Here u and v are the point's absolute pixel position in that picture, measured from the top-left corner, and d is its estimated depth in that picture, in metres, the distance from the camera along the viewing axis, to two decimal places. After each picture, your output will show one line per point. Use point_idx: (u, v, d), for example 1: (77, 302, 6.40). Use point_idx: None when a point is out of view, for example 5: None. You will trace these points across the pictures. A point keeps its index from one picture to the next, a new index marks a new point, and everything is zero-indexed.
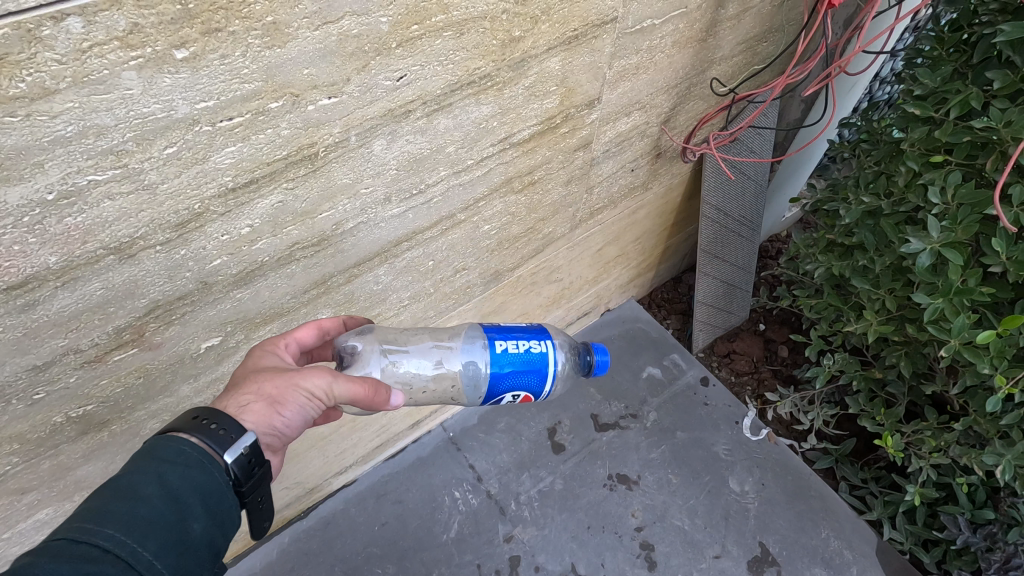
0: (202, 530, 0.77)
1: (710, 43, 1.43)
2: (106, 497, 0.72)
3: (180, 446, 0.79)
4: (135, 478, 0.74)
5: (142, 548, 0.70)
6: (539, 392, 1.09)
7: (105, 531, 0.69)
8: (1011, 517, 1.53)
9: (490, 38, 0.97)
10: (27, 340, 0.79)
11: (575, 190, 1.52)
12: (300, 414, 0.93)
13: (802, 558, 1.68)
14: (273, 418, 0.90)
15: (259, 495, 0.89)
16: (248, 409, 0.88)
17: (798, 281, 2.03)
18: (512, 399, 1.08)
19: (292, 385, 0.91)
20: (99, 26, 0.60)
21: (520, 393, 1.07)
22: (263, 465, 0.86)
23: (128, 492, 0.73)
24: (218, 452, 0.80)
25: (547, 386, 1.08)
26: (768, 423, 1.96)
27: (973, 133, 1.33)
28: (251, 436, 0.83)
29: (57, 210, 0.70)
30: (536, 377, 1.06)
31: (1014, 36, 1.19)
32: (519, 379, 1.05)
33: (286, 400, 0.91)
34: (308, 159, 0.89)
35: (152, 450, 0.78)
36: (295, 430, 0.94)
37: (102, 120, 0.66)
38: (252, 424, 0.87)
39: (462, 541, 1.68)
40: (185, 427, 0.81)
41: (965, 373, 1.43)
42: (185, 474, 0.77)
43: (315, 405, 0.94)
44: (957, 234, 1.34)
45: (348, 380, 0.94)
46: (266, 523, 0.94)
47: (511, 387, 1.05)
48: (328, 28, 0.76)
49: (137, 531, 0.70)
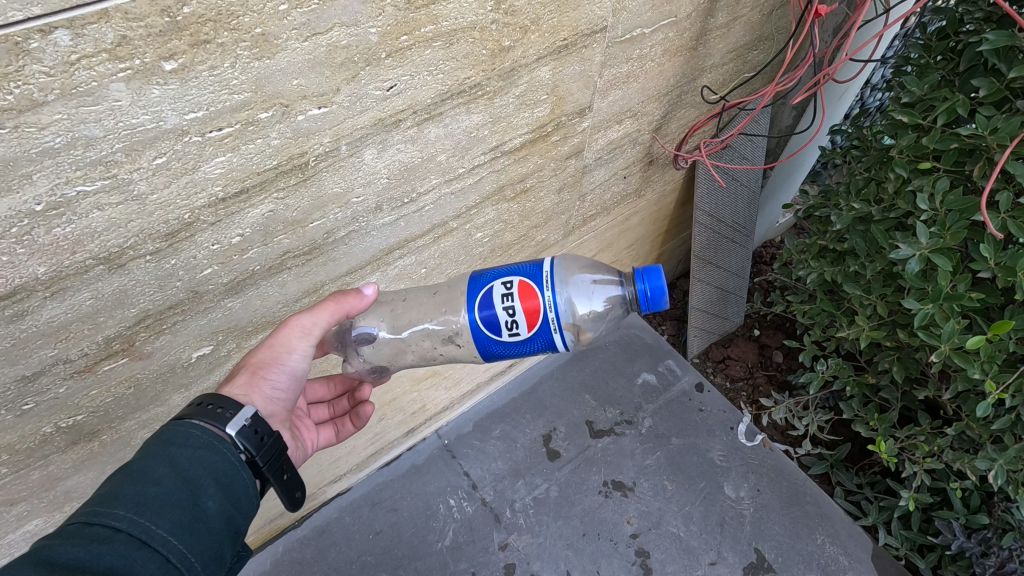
0: (218, 508, 0.76)
1: (700, 51, 1.44)
2: (117, 481, 0.72)
3: (188, 430, 0.79)
4: (146, 462, 0.74)
5: (156, 526, 0.69)
6: (537, 276, 0.96)
7: (116, 512, 0.68)
8: (1004, 521, 1.52)
9: (480, 48, 0.98)
10: (16, 349, 0.79)
11: (567, 198, 1.53)
12: (287, 371, 0.97)
13: (798, 564, 1.68)
14: (263, 382, 0.95)
15: (280, 461, 0.91)
16: (234, 384, 0.92)
17: (791, 286, 2.04)
18: (503, 292, 0.95)
19: (267, 348, 0.95)
20: (87, 39, 0.60)
21: (512, 277, 0.96)
22: (272, 433, 0.87)
23: (139, 474, 0.73)
24: (222, 429, 0.82)
25: (543, 267, 0.97)
26: (763, 429, 1.99)
27: (960, 140, 1.34)
28: (250, 409, 0.85)
29: (45, 220, 0.70)
30: (527, 263, 0.99)
31: (999, 44, 1.20)
32: (508, 268, 0.99)
33: (269, 364, 0.95)
34: (298, 168, 0.89)
35: (162, 436, 0.78)
36: (289, 385, 0.99)
37: (90, 131, 0.66)
38: (245, 394, 0.92)
39: (457, 550, 1.67)
40: (192, 414, 0.82)
41: (957, 378, 1.43)
42: (196, 454, 0.77)
43: (300, 357, 0.98)
44: (946, 240, 1.35)
45: (315, 314, 0.98)
46: (300, 493, 0.96)
47: (501, 273, 0.98)
48: (317, 39, 0.77)
49: (150, 511, 0.70)
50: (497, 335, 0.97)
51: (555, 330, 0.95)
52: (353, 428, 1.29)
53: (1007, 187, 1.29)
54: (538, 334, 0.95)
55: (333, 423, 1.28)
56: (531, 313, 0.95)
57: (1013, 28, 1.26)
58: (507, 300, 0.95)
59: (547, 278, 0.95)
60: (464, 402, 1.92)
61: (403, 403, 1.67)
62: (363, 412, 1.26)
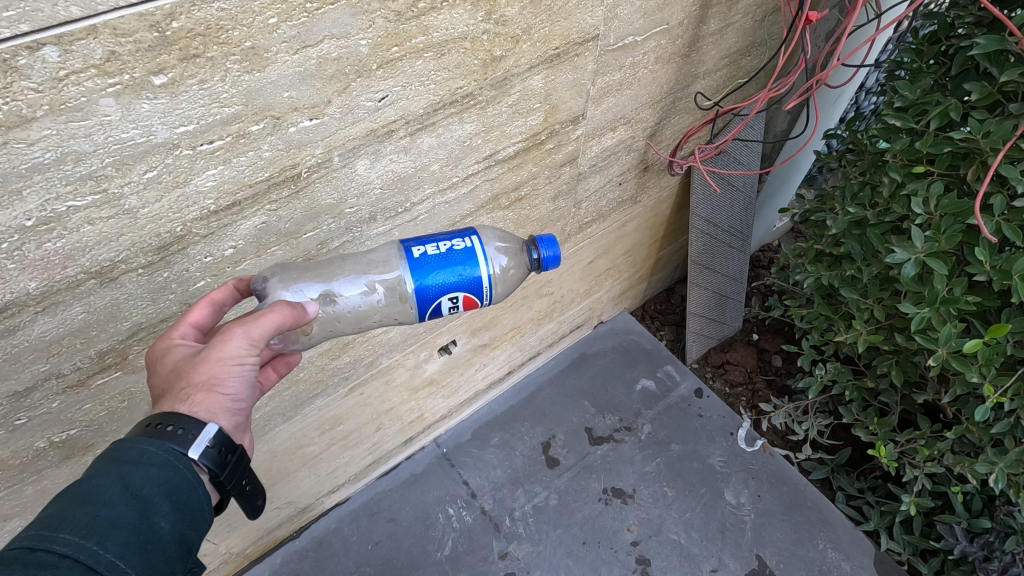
0: (172, 527, 0.72)
1: (693, 58, 1.45)
2: (64, 503, 0.67)
3: (142, 446, 0.74)
4: (94, 482, 0.69)
5: (104, 551, 0.65)
6: (480, 290, 0.97)
7: (62, 536, 0.63)
8: (1007, 525, 1.53)
9: (471, 58, 0.98)
10: (7, 365, 0.79)
11: (563, 205, 1.53)
12: (245, 380, 0.85)
13: (800, 571, 1.67)
14: (220, 399, 0.82)
15: (242, 471, 0.87)
16: (190, 405, 0.79)
17: (789, 290, 2.03)
18: (450, 305, 0.98)
19: (214, 363, 0.81)
20: (75, 55, 0.60)
21: (457, 293, 0.96)
22: (235, 450, 0.82)
23: (88, 495, 0.68)
24: (185, 452, 0.75)
25: (482, 277, 0.97)
26: (763, 434, 1.98)
27: (954, 143, 1.35)
28: (214, 427, 0.78)
29: (36, 236, 0.70)
30: (466, 270, 0.96)
31: (989, 49, 1.21)
32: (448, 278, 0.95)
33: (221, 378, 0.82)
34: (291, 180, 0.89)
35: (113, 453, 0.73)
36: (249, 394, 0.87)
37: (80, 146, 0.66)
38: (207, 413, 0.80)
39: (457, 560, 1.66)
40: (141, 436, 0.75)
41: (955, 382, 1.42)
42: (149, 473, 0.72)
43: (255, 363, 0.86)
44: (941, 243, 1.35)
45: (261, 321, 0.84)
46: (262, 500, 0.94)
47: (444, 286, 0.95)
48: (308, 51, 0.77)
49: (98, 534, 0.65)
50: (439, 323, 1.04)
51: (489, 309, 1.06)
52: (276, 376, 1.07)
53: (1002, 190, 1.29)
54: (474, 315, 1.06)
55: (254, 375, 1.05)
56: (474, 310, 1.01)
57: (1004, 31, 1.27)
58: (454, 309, 0.99)
59: (488, 285, 0.98)
60: (461, 410, 1.91)
61: (400, 412, 1.67)
62: (292, 360, 1.07)
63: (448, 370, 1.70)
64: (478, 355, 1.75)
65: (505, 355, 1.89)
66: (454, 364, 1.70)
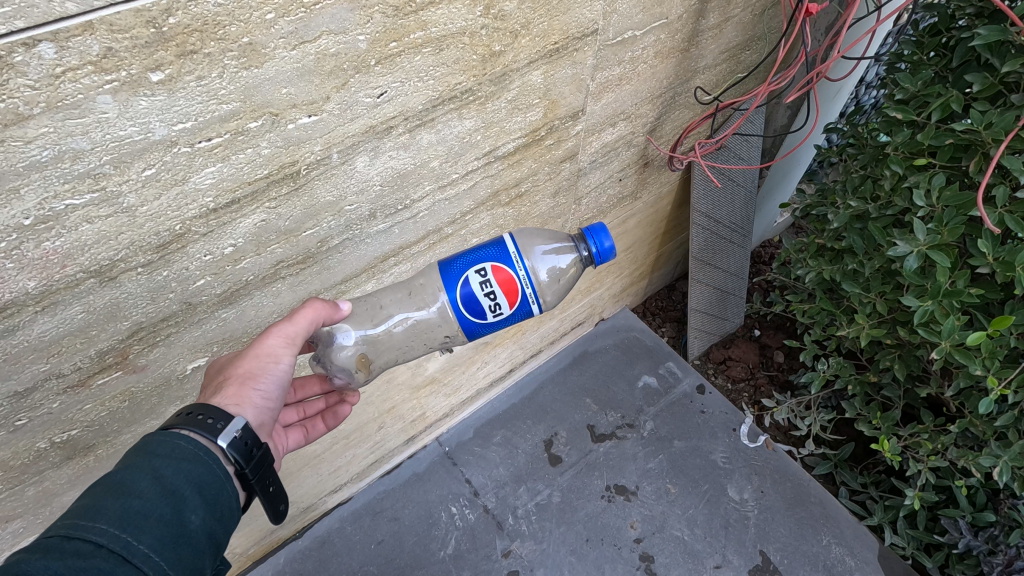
0: (202, 522, 0.71)
1: (692, 52, 1.44)
2: (97, 494, 0.67)
3: (173, 441, 0.74)
4: (127, 474, 0.69)
5: (138, 542, 0.64)
6: (506, 258, 0.98)
7: (98, 526, 0.63)
8: (1011, 518, 1.52)
9: (470, 53, 0.98)
10: (7, 365, 0.79)
11: (563, 202, 1.52)
12: (277, 380, 0.89)
13: (804, 566, 1.66)
14: (252, 394, 0.86)
15: (265, 472, 0.86)
16: (222, 394, 0.83)
17: (790, 286, 2.03)
18: (478, 277, 0.97)
19: (252, 358, 0.86)
20: (72, 51, 0.60)
21: (483, 263, 0.98)
22: (261, 446, 0.82)
23: (121, 487, 0.68)
24: (214, 441, 0.77)
25: (508, 248, 0.99)
26: (765, 429, 1.97)
27: (956, 135, 1.34)
28: (241, 420, 0.79)
29: (34, 235, 0.70)
30: (490, 245, 1.00)
31: (990, 40, 1.20)
32: (473, 254, 1.00)
33: (257, 374, 0.87)
34: (290, 177, 0.89)
35: (144, 446, 0.73)
36: (279, 395, 0.90)
37: (77, 144, 0.66)
38: (234, 405, 0.83)
39: (460, 558, 1.66)
40: (178, 424, 0.77)
41: (958, 375, 1.42)
42: (181, 468, 0.72)
43: (288, 364, 0.90)
44: (943, 236, 1.34)
45: (295, 321, 0.89)
46: (284, 506, 0.92)
47: (470, 260, 0.99)
48: (305, 48, 0.76)
49: (132, 526, 0.65)
50: (483, 321, 0.99)
51: (530, 302, 0.99)
52: (323, 428, 1.21)
53: (1004, 182, 1.29)
54: (517, 310, 0.99)
55: (303, 424, 1.19)
56: (509, 289, 0.98)
57: (1004, 22, 1.26)
58: (485, 285, 0.97)
59: (516, 256, 0.99)
60: (463, 408, 1.91)
61: (402, 411, 1.67)
62: (340, 414, 1.22)
63: (449, 368, 1.69)
64: (479, 353, 1.75)
65: (507, 353, 1.88)
66: (455, 362, 1.70)
